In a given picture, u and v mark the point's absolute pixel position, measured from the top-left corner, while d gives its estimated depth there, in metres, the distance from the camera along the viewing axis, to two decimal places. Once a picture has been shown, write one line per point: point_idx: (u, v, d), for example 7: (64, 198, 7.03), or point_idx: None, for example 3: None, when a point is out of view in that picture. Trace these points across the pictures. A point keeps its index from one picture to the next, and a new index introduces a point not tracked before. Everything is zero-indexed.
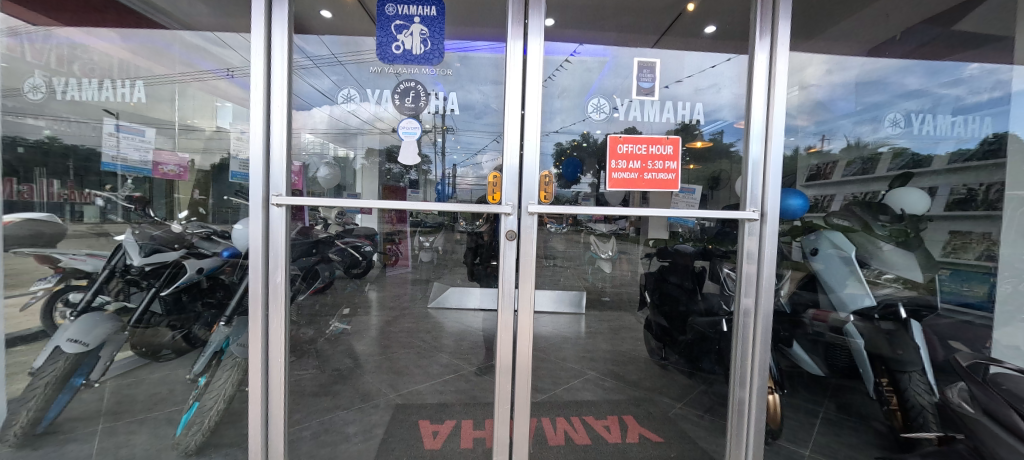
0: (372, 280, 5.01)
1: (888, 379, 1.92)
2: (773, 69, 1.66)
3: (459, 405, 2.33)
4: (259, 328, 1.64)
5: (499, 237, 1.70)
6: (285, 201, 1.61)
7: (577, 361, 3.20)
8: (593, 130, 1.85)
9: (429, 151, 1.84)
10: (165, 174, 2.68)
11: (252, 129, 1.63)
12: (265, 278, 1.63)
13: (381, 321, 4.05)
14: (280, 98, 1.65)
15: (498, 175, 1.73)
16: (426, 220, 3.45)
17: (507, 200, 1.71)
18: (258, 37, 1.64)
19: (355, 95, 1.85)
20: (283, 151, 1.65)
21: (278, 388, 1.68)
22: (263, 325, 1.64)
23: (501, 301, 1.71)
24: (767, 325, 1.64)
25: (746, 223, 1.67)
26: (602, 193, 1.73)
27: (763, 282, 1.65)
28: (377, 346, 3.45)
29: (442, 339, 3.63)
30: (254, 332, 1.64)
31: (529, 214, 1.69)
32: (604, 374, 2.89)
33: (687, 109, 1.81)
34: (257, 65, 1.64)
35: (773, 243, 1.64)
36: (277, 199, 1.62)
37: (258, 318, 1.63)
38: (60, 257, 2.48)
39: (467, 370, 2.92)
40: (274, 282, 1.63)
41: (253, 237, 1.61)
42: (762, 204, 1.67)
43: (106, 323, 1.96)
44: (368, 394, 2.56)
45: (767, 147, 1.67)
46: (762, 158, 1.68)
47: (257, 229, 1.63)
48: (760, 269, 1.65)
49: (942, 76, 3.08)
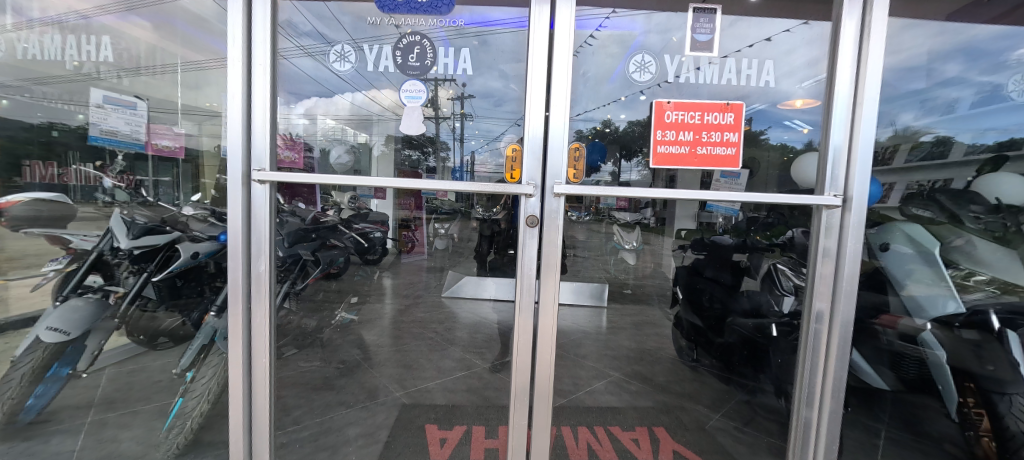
0: (387, 267, 4.88)
1: (979, 400, 1.61)
2: (867, 34, 1.36)
3: (471, 410, 2.12)
4: (240, 324, 1.45)
5: (518, 223, 1.45)
6: (268, 176, 1.40)
7: (598, 360, 2.97)
8: (616, 117, 1.64)
9: (447, 138, 1.61)
10: (160, 150, 2.29)
11: (230, 105, 1.42)
12: (246, 267, 1.43)
13: (394, 310, 3.89)
14: (264, 56, 1.44)
15: (518, 149, 1.49)
16: (442, 205, 3.26)
17: (528, 180, 1.45)
18: (236, 9, 1.42)
19: (349, 51, 1.58)
20: (267, 125, 1.43)
21: (264, 389, 1.49)
22: (245, 322, 1.45)
23: (520, 297, 1.49)
24: (846, 336, 1.37)
25: (822, 212, 1.39)
26: (624, 182, 1.46)
27: (837, 282, 1.37)
28: (388, 336, 3.30)
29: (455, 331, 3.44)
30: (234, 327, 1.44)
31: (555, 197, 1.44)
32: (630, 378, 2.64)
33: (755, 68, 1.50)
34: (235, 36, 1.42)
35: (857, 236, 1.34)
36: (259, 175, 1.40)
37: (238, 312, 1.44)
38: (70, 237, 2.22)
39: (480, 366, 2.71)
40: (257, 271, 1.43)
41: (232, 218, 1.40)
42: (845, 189, 1.37)
43: (92, 310, 1.82)
44: (374, 390, 2.38)
45: (852, 133, 1.37)
46: (845, 145, 1.38)
47: (240, 210, 1.41)
48: (837, 270, 1.37)
49: (997, 58, 2.20)
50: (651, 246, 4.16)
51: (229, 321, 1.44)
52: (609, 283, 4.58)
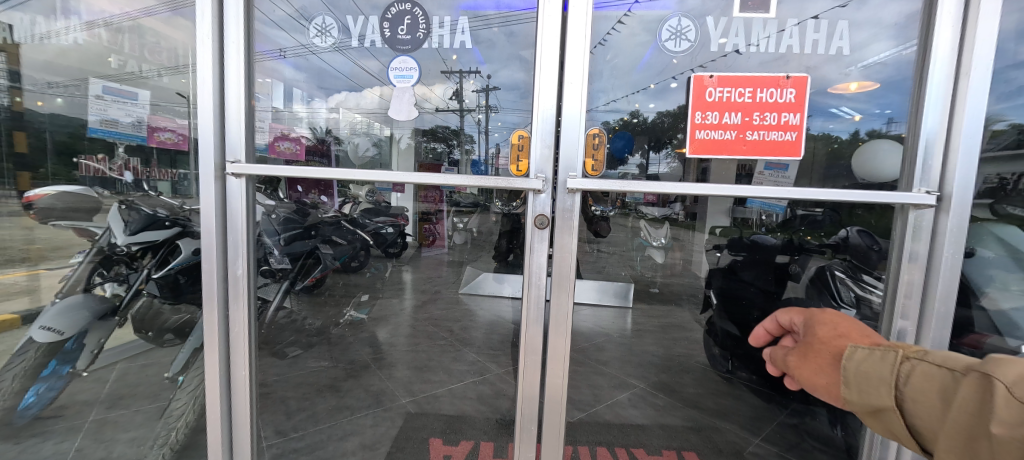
0: (407, 261, 4.79)
1: None
2: None
3: (480, 423, 1.97)
4: (215, 332, 1.31)
5: (525, 223, 1.25)
6: (244, 169, 1.25)
7: (622, 367, 2.76)
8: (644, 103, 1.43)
9: (472, 130, 1.47)
10: (162, 143, 1.92)
11: (201, 89, 1.27)
12: (223, 269, 1.30)
13: (411, 306, 3.79)
14: (238, 30, 1.29)
15: (525, 135, 1.29)
16: (462, 198, 3.12)
17: (536, 173, 1.25)
18: None
19: (330, 24, 1.43)
20: (243, 110, 1.29)
21: (244, 402, 1.36)
22: (221, 329, 1.32)
23: (527, 308, 1.30)
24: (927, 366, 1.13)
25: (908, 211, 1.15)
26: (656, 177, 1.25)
27: (922, 300, 1.14)
28: (403, 333, 3.19)
29: (471, 331, 3.29)
30: (209, 335, 1.31)
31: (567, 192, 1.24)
32: (655, 389, 2.42)
33: (824, 33, 1.23)
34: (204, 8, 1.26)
35: (955, 245, 1.10)
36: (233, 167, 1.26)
37: (213, 319, 1.31)
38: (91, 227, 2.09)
39: (495, 371, 2.55)
40: (234, 274, 1.30)
41: (204, 214, 1.26)
42: (940, 185, 1.12)
43: (84, 309, 1.79)
44: (380, 395, 2.26)
45: (954, 116, 1.11)
46: (943, 132, 1.12)
47: (217, 209, 1.28)
48: (929, 279, 1.14)
49: None
50: (684, 242, 3.88)
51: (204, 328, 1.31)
52: (635, 281, 4.33)
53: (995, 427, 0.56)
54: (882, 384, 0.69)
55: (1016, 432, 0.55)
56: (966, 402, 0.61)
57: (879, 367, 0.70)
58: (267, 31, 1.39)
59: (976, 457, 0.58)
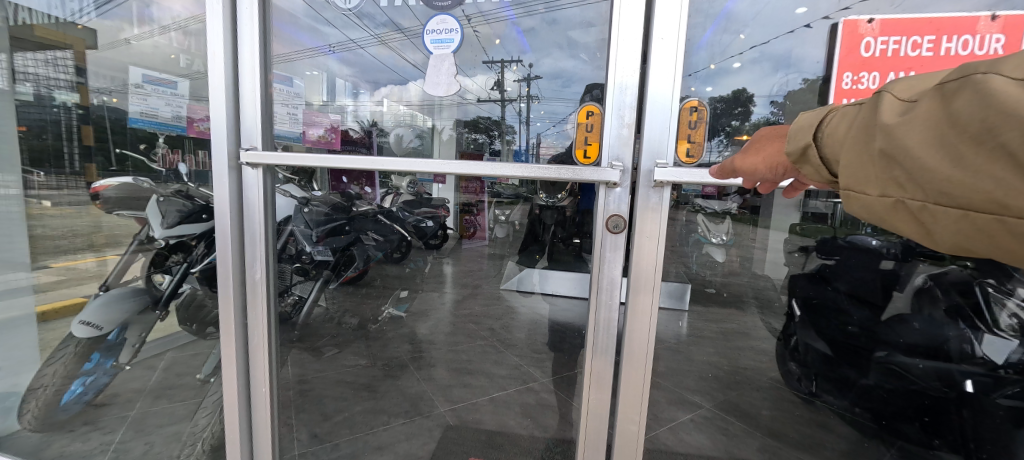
0: (448, 253, 4.66)
1: None
2: None
3: (527, 444, 1.78)
4: (233, 343, 1.21)
5: (594, 224, 1.03)
6: (256, 158, 1.12)
7: (681, 380, 2.47)
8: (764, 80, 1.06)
9: (513, 120, 1.30)
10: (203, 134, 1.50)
11: (209, 53, 1.13)
12: (240, 273, 1.20)
13: (451, 300, 3.65)
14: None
15: (596, 112, 1.04)
16: (504, 189, 2.91)
17: (613, 159, 1.00)
18: None
19: None
20: (255, 84, 1.15)
21: (264, 419, 1.27)
22: (240, 340, 1.22)
23: (594, 326, 1.09)
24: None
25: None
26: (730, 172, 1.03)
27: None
28: (442, 330, 3.05)
29: (513, 330, 3.10)
30: (226, 346, 1.21)
31: (652, 187, 0.98)
32: (725, 415, 2.14)
33: None
34: None
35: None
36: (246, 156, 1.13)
37: (231, 329, 1.20)
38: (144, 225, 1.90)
39: (538, 380, 2.34)
40: (254, 279, 1.19)
41: (221, 211, 1.15)
42: None
43: (124, 302, 1.81)
44: (416, 401, 2.13)
45: None
46: None
47: (236, 207, 1.17)
48: None
49: None
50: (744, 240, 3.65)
51: (220, 339, 1.22)
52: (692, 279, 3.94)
53: (889, 116, 0.55)
54: (802, 129, 0.66)
55: (913, 113, 0.54)
56: (871, 113, 0.59)
57: (802, 119, 0.68)
58: (318, 25, 1.36)
59: (884, 149, 0.55)
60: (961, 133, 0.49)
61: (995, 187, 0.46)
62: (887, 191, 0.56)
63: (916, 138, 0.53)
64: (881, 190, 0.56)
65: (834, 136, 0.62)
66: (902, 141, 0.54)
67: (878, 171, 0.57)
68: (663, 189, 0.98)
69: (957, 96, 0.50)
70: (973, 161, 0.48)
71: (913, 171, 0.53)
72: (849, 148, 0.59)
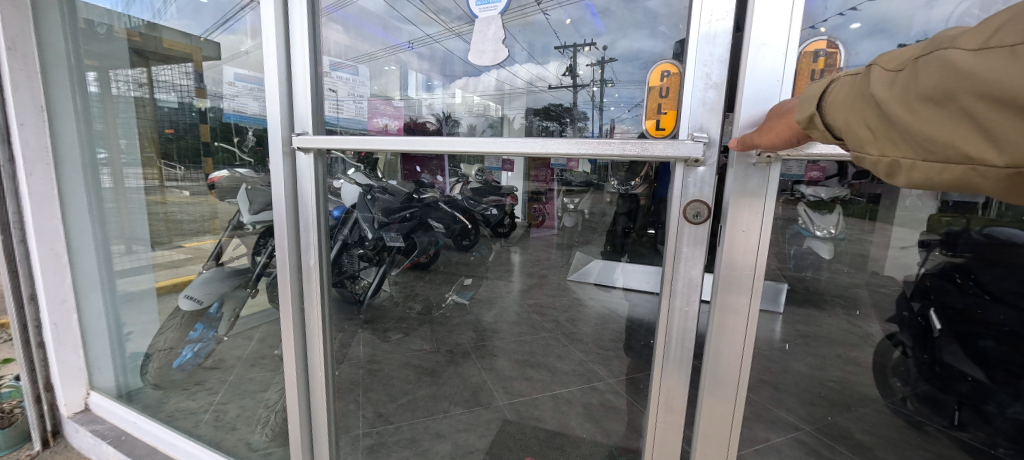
0: (517, 242, 4.61)
1: None
2: None
3: (588, 448, 1.66)
4: (294, 325, 1.26)
5: (669, 211, 0.87)
6: (309, 143, 1.12)
7: (773, 394, 2.16)
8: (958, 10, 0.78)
9: (585, 105, 1.22)
10: None
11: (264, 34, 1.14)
12: (297, 259, 1.23)
13: (519, 289, 3.57)
14: None
15: (673, 73, 0.85)
16: (572, 175, 2.76)
17: (691, 128, 0.83)
18: None
19: None
20: (309, 67, 1.15)
21: (324, 400, 1.30)
22: (300, 322, 1.26)
23: (667, 333, 0.92)
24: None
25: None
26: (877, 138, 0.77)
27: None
28: (507, 319, 3.00)
29: (581, 324, 2.95)
30: (288, 328, 1.26)
31: (754, 165, 0.78)
32: (828, 441, 1.83)
33: None
34: None
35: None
36: (299, 141, 1.13)
37: (292, 313, 1.24)
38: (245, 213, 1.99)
39: (605, 380, 2.19)
40: (307, 266, 1.22)
41: (278, 196, 1.18)
42: None
43: (220, 281, 2.04)
44: (478, 391, 2.10)
45: None
46: None
47: (292, 189, 1.19)
48: None
49: None
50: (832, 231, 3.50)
51: (283, 321, 1.26)
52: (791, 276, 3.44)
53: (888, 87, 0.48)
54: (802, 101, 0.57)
55: (914, 79, 0.46)
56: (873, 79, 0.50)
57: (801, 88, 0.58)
58: (397, 23, 1.45)
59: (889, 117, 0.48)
60: (961, 96, 0.42)
61: (970, 139, 0.42)
62: (883, 155, 0.49)
63: (899, 105, 0.47)
64: (883, 156, 0.49)
65: (830, 107, 0.54)
66: (885, 109, 0.48)
67: (876, 137, 0.49)
68: (768, 167, 0.77)
69: (926, 67, 0.45)
70: (951, 124, 0.44)
71: (915, 136, 0.46)
72: (840, 115, 0.52)
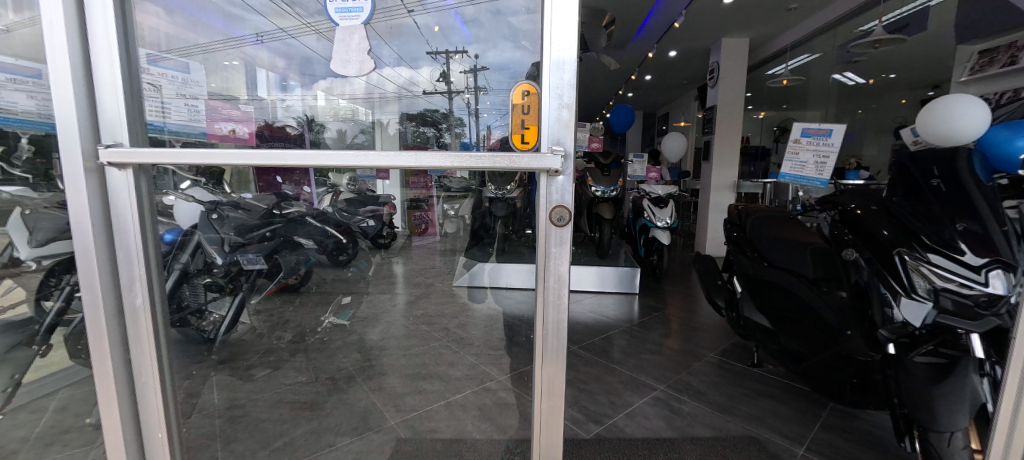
0: (398, 252, 4.43)
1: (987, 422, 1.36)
2: None
3: (485, 449, 1.70)
4: (115, 379, 1.01)
5: (537, 217, 0.95)
6: (120, 156, 0.93)
7: (639, 365, 2.49)
8: None
9: (462, 112, 1.15)
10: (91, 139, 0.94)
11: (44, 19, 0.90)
12: (113, 297, 1.00)
13: (402, 301, 3.44)
14: None
15: (532, 92, 0.93)
16: (452, 182, 2.78)
17: (550, 144, 0.92)
18: None
19: None
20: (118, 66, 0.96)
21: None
22: (127, 374, 1.03)
23: (545, 328, 1.01)
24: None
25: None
26: None
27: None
28: (393, 334, 2.87)
29: (469, 328, 2.98)
30: (107, 384, 1.01)
31: None
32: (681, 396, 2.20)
33: None
34: None
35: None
36: (105, 155, 0.94)
37: (112, 365, 1.00)
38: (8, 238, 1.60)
39: (496, 379, 2.26)
40: (134, 305, 1.01)
41: (79, 222, 0.95)
42: None
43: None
44: (367, 415, 1.96)
45: None
46: None
47: (103, 216, 0.97)
48: None
49: None
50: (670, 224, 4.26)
51: (100, 376, 1.01)
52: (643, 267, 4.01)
53: None
54: None
55: None
56: None
57: None
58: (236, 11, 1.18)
59: None
60: None
61: None
62: None
63: None
64: None
65: None
66: None
67: None
68: None
69: None
70: None
71: None
72: None
